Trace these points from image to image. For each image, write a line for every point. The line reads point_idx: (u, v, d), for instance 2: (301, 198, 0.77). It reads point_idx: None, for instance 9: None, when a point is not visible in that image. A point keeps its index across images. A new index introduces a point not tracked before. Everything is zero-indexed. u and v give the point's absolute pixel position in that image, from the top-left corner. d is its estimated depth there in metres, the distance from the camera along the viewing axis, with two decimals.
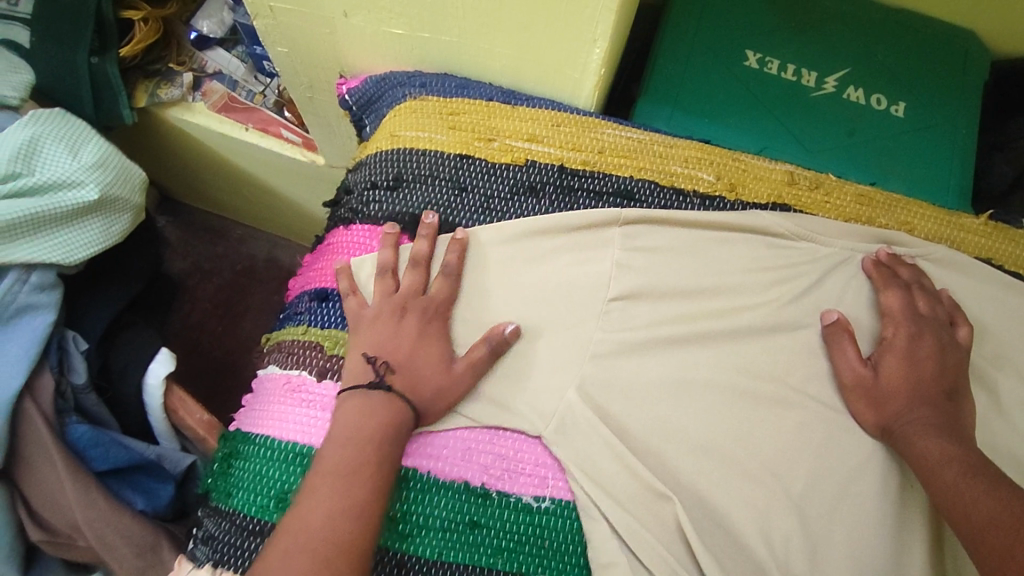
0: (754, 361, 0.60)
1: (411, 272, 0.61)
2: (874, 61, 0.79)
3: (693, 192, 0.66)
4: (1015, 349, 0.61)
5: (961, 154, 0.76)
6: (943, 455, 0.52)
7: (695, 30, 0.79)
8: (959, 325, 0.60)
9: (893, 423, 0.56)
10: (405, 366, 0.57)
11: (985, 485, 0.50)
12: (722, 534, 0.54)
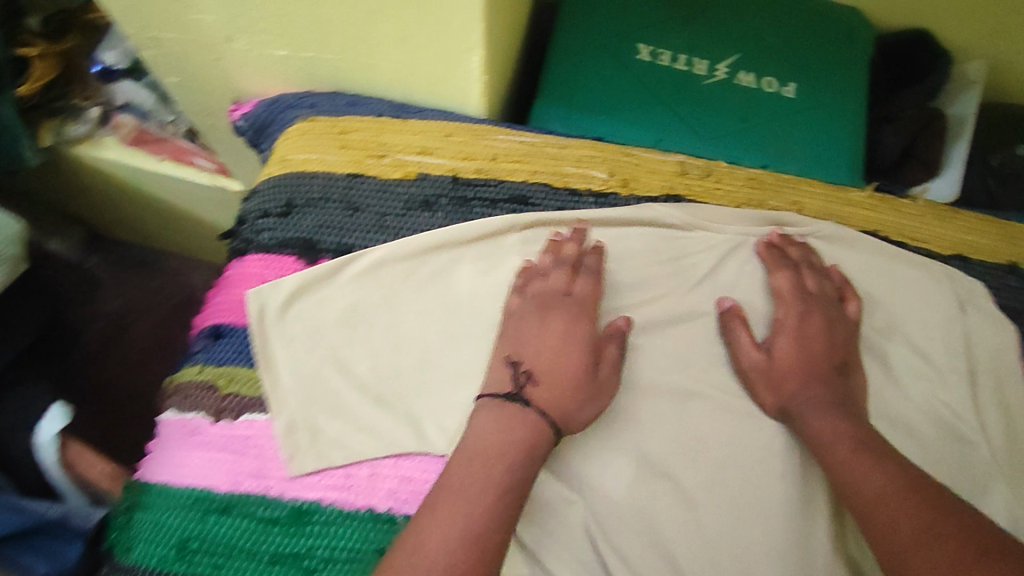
0: (660, 351, 0.60)
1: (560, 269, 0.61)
2: (763, 44, 0.81)
3: (587, 190, 0.67)
4: (904, 318, 0.63)
5: (851, 129, 0.78)
6: (835, 433, 0.54)
7: (586, 28, 0.80)
8: (849, 300, 0.62)
9: (790, 402, 0.57)
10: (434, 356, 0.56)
11: (874, 461, 0.52)
12: (630, 533, 0.54)
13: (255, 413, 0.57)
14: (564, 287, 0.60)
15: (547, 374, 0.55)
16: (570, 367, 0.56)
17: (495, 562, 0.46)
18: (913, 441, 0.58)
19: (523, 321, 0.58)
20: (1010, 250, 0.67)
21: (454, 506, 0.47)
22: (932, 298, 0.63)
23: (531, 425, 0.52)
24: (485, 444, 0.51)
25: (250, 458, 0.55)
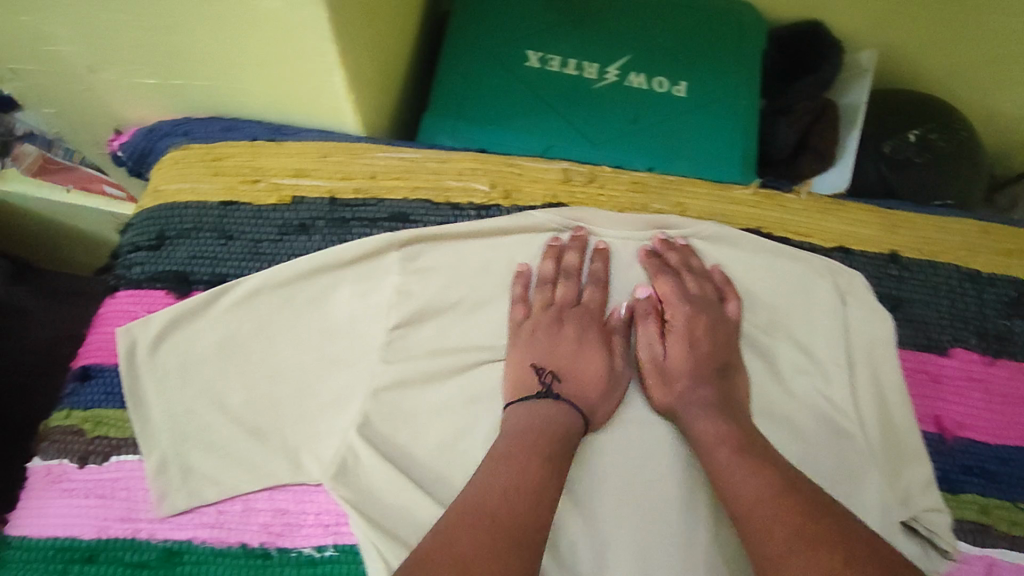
0: (548, 357, 0.59)
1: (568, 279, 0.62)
2: (654, 43, 0.80)
3: (469, 204, 0.66)
4: (789, 314, 0.63)
5: (744, 124, 0.78)
6: (717, 435, 0.54)
7: (474, 35, 0.79)
8: (729, 299, 0.62)
9: (676, 403, 0.57)
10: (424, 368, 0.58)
11: (751, 463, 0.51)
12: None
13: (125, 454, 0.57)
14: (573, 296, 0.61)
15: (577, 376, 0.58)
16: (592, 367, 0.58)
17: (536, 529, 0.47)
18: (795, 438, 0.58)
19: (538, 328, 0.60)
20: (892, 240, 0.67)
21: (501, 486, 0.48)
22: (811, 292, 0.63)
23: (556, 417, 0.55)
24: (522, 439, 0.53)
25: (118, 502, 0.55)
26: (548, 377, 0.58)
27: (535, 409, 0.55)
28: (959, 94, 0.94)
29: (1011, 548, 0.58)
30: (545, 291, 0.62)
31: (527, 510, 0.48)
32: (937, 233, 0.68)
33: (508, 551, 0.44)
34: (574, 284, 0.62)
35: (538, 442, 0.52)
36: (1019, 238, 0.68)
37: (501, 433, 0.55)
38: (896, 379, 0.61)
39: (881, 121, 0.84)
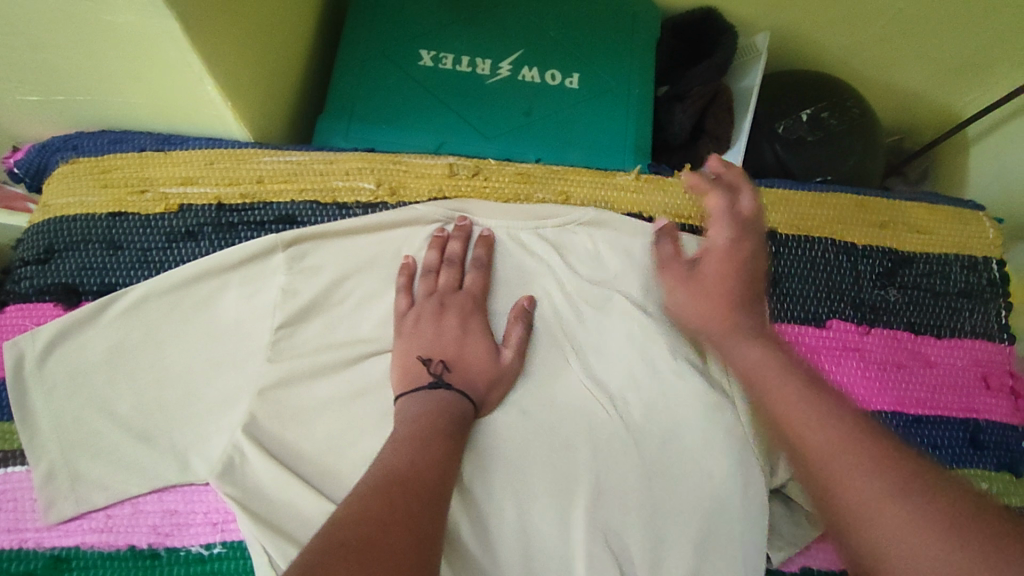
0: (431, 344, 0.59)
1: (448, 268, 0.62)
2: (545, 37, 0.82)
3: (356, 203, 0.68)
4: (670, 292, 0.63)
5: (636, 112, 0.80)
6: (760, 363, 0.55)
7: (368, 38, 0.80)
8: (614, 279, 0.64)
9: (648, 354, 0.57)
10: (427, 337, 0.59)
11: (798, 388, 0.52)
12: None
13: (15, 466, 0.59)
14: (456, 283, 0.62)
15: (456, 361, 0.59)
16: (474, 354, 0.59)
17: (439, 501, 0.49)
18: None
19: (420, 321, 0.60)
20: (770, 218, 0.69)
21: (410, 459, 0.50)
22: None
23: (443, 402, 0.56)
24: (423, 425, 0.54)
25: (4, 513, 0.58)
26: (437, 367, 0.58)
27: (429, 400, 0.56)
28: (859, 71, 0.96)
29: None
30: (427, 280, 0.62)
31: (418, 484, 0.49)
32: (813, 208, 0.70)
33: (420, 514, 0.46)
34: (455, 273, 0.62)
35: (439, 429, 0.54)
36: (894, 210, 0.70)
37: (402, 420, 0.55)
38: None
39: (776, 102, 0.86)
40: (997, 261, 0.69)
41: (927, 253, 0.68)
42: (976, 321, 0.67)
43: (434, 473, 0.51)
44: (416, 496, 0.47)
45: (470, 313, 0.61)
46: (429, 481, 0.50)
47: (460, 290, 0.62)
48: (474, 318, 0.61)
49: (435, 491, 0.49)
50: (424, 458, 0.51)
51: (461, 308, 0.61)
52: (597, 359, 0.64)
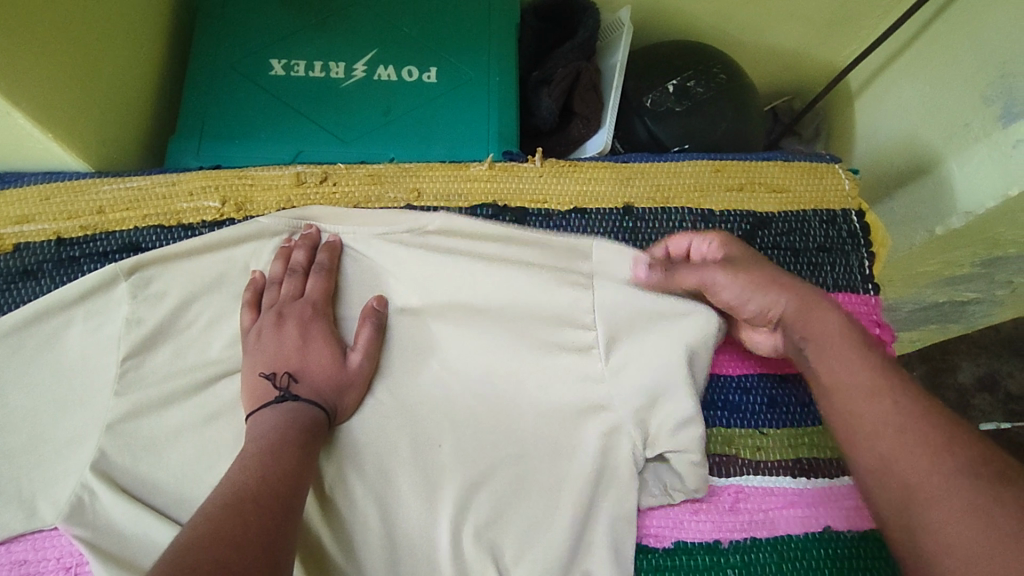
0: (275, 360, 0.57)
1: (289, 278, 0.61)
2: (400, 34, 0.81)
3: (202, 223, 0.67)
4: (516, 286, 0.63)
5: (497, 100, 0.79)
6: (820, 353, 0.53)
7: (217, 54, 0.79)
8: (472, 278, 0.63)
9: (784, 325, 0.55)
10: (269, 350, 0.58)
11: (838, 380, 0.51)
12: None
13: None
14: (297, 291, 0.61)
15: (305, 372, 0.57)
16: (319, 363, 0.58)
17: (288, 510, 0.47)
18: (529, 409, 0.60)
19: (262, 335, 0.59)
20: (625, 193, 0.68)
21: (257, 470, 0.49)
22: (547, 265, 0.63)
23: (289, 414, 0.54)
24: (268, 438, 0.52)
25: None
26: (284, 380, 0.56)
27: (273, 415, 0.54)
28: (734, 36, 0.95)
29: (754, 473, 0.60)
30: (270, 292, 0.62)
31: (268, 496, 0.47)
32: (670, 178, 0.69)
33: (277, 527, 0.45)
34: (297, 282, 0.61)
35: (288, 440, 0.52)
36: (751, 171, 0.69)
37: (250, 437, 0.53)
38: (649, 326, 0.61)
39: (643, 76, 0.85)
40: (856, 212, 0.69)
41: (786, 212, 0.68)
42: (837, 274, 0.67)
43: (280, 477, 0.49)
44: (266, 509, 0.46)
45: (311, 320, 0.59)
46: (274, 487, 0.48)
47: (301, 298, 0.61)
48: (315, 325, 0.59)
49: (281, 500, 0.48)
50: (273, 467, 0.49)
51: (301, 317, 0.59)
52: (456, 355, 0.62)
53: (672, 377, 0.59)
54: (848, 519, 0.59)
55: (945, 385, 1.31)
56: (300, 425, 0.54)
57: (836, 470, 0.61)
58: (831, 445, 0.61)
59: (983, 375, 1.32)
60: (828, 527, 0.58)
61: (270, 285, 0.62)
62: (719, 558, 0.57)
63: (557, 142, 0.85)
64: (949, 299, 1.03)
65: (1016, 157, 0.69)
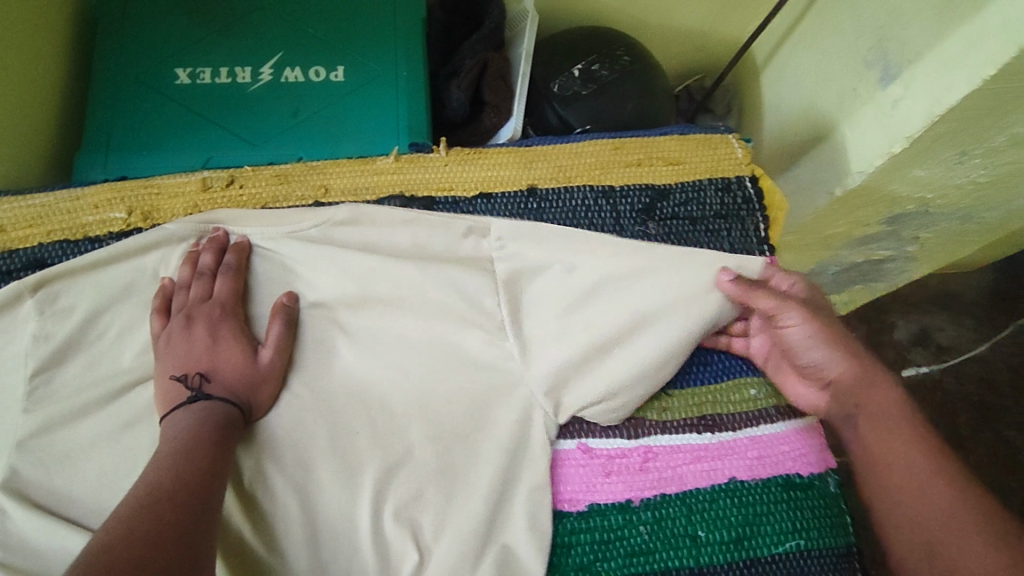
0: (186, 362, 0.58)
1: (197, 281, 0.62)
2: (306, 36, 0.82)
3: (109, 235, 0.67)
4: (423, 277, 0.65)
5: (405, 94, 0.80)
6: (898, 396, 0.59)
7: (120, 66, 0.78)
8: (384, 269, 0.65)
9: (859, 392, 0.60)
10: (180, 352, 0.58)
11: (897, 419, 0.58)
12: None
13: None
14: (205, 294, 0.62)
15: (219, 370, 0.58)
16: (229, 361, 0.59)
17: (200, 507, 0.48)
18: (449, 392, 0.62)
19: (172, 339, 0.59)
20: (528, 175, 0.70)
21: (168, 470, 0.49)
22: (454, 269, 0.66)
23: (202, 415, 0.54)
24: (179, 437, 0.52)
25: None
26: (195, 379, 0.57)
27: (183, 415, 0.55)
28: (642, 18, 0.98)
29: (660, 433, 0.63)
30: (179, 296, 0.62)
31: (185, 494, 0.48)
32: (571, 158, 0.71)
33: (194, 525, 0.46)
34: (206, 284, 0.62)
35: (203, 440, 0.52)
36: (648, 147, 0.72)
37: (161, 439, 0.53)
38: (609, 341, 0.63)
39: (550, 63, 0.87)
40: (750, 178, 0.72)
41: (683, 183, 0.71)
42: (734, 239, 0.70)
43: (193, 474, 0.50)
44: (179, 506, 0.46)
45: (221, 321, 0.60)
46: (189, 486, 0.49)
47: (210, 299, 0.61)
48: (226, 324, 0.60)
49: (194, 496, 0.48)
50: (184, 466, 0.50)
51: (210, 317, 0.60)
52: (371, 342, 0.64)
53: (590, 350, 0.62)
54: (750, 469, 0.62)
55: (883, 343, 1.37)
56: (215, 423, 0.54)
57: (739, 424, 0.64)
58: (731, 400, 0.65)
59: (916, 330, 1.39)
60: (733, 478, 0.61)
61: (176, 289, 0.63)
62: (631, 516, 0.60)
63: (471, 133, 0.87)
64: (864, 258, 1.09)
65: (895, 116, 0.72)
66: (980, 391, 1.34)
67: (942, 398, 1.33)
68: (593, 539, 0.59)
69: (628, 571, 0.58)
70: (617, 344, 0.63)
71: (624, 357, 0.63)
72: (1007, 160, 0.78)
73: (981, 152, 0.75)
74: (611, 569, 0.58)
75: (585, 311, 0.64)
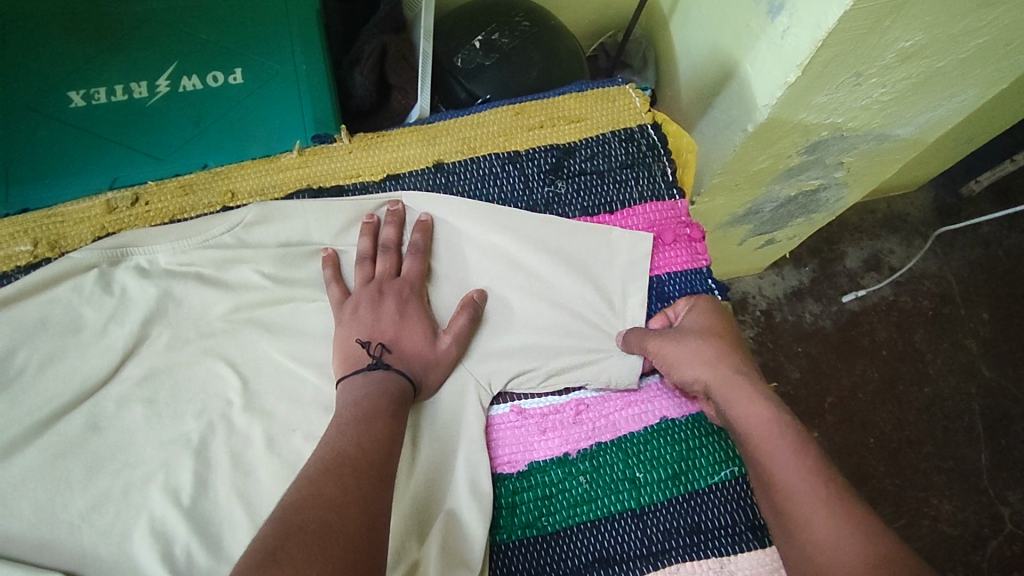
0: (370, 330, 0.61)
1: (358, 268, 0.65)
2: (199, 41, 0.77)
3: (16, 269, 0.64)
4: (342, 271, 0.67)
5: (309, 89, 0.77)
6: None
7: (4, 91, 0.72)
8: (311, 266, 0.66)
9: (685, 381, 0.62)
10: (366, 318, 0.61)
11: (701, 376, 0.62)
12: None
13: None
14: (393, 269, 0.65)
15: None
16: (355, 346, 0.60)
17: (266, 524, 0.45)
18: None
19: (353, 313, 0.62)
20: (434, 151, 0.70)
21: None
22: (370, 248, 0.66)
23: None
24: (343, 410, 0.56)
25: None
26: (377, 349, 0.60)
27: (370, 380, 0.57)
28: None
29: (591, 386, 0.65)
30: (364, 268, 0.65)
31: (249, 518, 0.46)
32: (474, 130, 0.72)
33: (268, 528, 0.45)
34: (339, 288, 0.64)
35: None
36: (549, 108, 0.73)
37: (342, 406, 0.56)
38: (534, 301, 0.66)
39: (450, 37, 0.87)
40: (652, 125, 0.73)
41: (586, 139, 0.72)
42: (642, 187, 0.71)
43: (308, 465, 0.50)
44: (309, 541, 0.43)
45: (359, 310, 0.62)
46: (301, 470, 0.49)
47: (345, 301, 0.63)
48: (355, 301, 0.63)
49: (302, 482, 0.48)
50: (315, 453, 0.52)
51: (348, 314, 0.62)
52: (297, 339, 0.64)
53: (517, 310, 0.66)
54: None
55: (837, 272, 1.39)
56: (352, 406, 0.55)
57: None
58: None
59: (868, 256, 1.41)
60: (663, 418, 0.64)
61: (367, 258, 0.65)
62: (570, 468, 0.61)
63: (382, 117, 0.87)
64: (800, 190, 1.07)
65: (786, 45, 0.74)
66: (932, 303, 1.38)
67: (896, 316, 1.37)
68: (536, 496, 0.60)
69: (574, 521, 0.59)
70: (542, 304, 0.66)
71: (548, 317, 0.66)
72: (904, 76, 0.79)
73: (876, 72, 0.76)
74: (557, 522, 0.59)
75: (503, 276, 0.67)
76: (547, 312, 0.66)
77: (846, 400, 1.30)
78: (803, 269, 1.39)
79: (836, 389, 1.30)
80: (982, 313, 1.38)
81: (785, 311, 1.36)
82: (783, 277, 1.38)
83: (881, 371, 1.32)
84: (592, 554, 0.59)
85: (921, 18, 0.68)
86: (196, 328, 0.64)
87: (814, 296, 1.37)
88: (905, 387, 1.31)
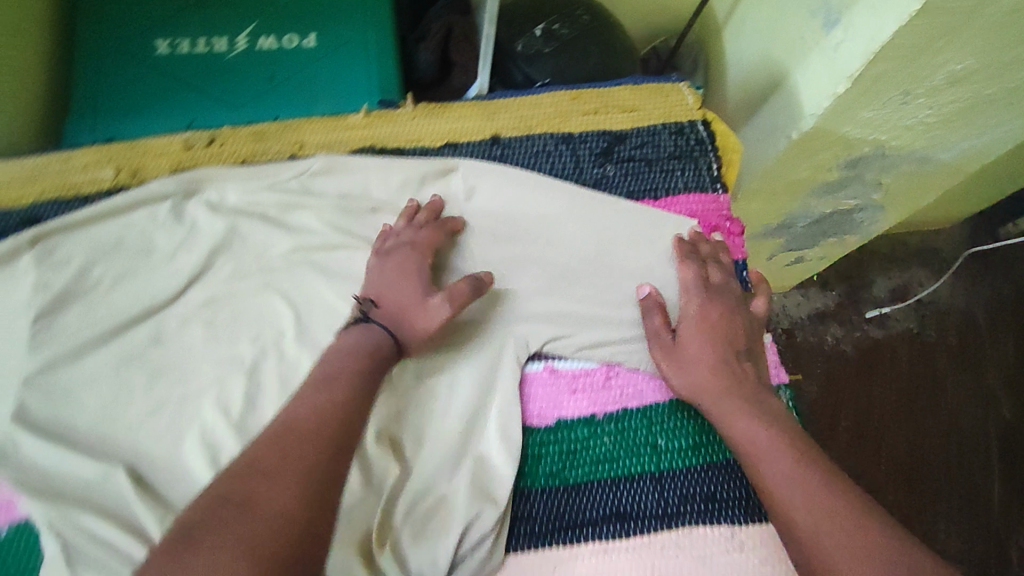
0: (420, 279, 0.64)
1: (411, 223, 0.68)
2: (278, 5, 0.82)
3: (99, 191, 0.70)
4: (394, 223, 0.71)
5: (377, 58, 0.81)
6: None
7: (101, 34, 0.78)
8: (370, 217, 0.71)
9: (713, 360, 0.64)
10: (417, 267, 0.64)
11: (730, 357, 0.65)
12: (177, 477, 0.58)
13: None
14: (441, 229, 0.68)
15: None
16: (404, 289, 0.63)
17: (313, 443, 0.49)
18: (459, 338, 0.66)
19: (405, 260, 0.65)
20: (492, 125, 0.75)
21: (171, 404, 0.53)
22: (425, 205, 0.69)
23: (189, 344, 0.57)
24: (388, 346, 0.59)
25: None
26: (366, 303, 0.63)
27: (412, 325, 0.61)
28: None
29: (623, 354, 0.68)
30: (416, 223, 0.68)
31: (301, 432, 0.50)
32: (531, 109, 0.76)
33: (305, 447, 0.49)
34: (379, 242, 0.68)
35: None
36: (603, 97, 0.77)
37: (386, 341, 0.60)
38: (573, 270, 0.70)
39: (513, 23, 0.91)
40: (703, 122, 0.76)
41: (637, 128, 0.75)
42: (687, 178, 0.74)
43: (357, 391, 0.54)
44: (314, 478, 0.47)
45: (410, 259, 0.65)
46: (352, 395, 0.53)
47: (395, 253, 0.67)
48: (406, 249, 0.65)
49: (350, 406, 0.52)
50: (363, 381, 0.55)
51: (400, 258, 0.65)
52: (349, 281, 0.68)
53: (558, 279, 0.70)
54: None
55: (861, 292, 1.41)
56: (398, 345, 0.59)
57: None
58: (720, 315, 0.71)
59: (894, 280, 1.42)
60: None
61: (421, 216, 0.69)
62: (596, 428, 0.64)
63: (441, 92, 0.92)
64: (834, 207, 1.09)
65: (837, 57, 0.76)
66: (955, 333, 1.38)
67: (919, 344, 1.37)
68: (560, 450, 0.63)
69: (595, 477, 0.62)
70: (581, 276, 0.70)
71: (585, 289, 0.69)
72: (951, 100, 0.81)
73: (923, 92, 0.79)
74: (579, 476, 0.62)
75: (546, 245, 0.71)
76: (585, 284, 0.70)
77: (860, 422, 1.30)
78: (828, 289, 1.41)
79: (851, 409, 1.31)
80: (1006, 349, 1.37)
81: (808, 332, 1.37)
82: (808, 297, 1.40)
83: (898, 397, 1.33)
84: (610, 508, 0.61)
85: (973, 43, 0.70)
86: (257, 262, 0.68)
87: (837, 320, 1.39)
88: (921, 412, 1.32)
